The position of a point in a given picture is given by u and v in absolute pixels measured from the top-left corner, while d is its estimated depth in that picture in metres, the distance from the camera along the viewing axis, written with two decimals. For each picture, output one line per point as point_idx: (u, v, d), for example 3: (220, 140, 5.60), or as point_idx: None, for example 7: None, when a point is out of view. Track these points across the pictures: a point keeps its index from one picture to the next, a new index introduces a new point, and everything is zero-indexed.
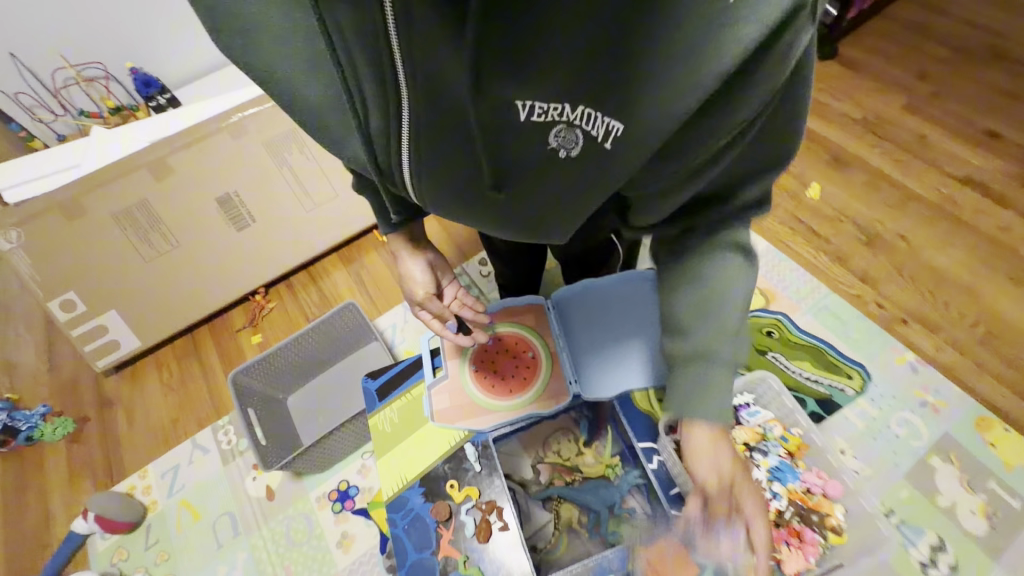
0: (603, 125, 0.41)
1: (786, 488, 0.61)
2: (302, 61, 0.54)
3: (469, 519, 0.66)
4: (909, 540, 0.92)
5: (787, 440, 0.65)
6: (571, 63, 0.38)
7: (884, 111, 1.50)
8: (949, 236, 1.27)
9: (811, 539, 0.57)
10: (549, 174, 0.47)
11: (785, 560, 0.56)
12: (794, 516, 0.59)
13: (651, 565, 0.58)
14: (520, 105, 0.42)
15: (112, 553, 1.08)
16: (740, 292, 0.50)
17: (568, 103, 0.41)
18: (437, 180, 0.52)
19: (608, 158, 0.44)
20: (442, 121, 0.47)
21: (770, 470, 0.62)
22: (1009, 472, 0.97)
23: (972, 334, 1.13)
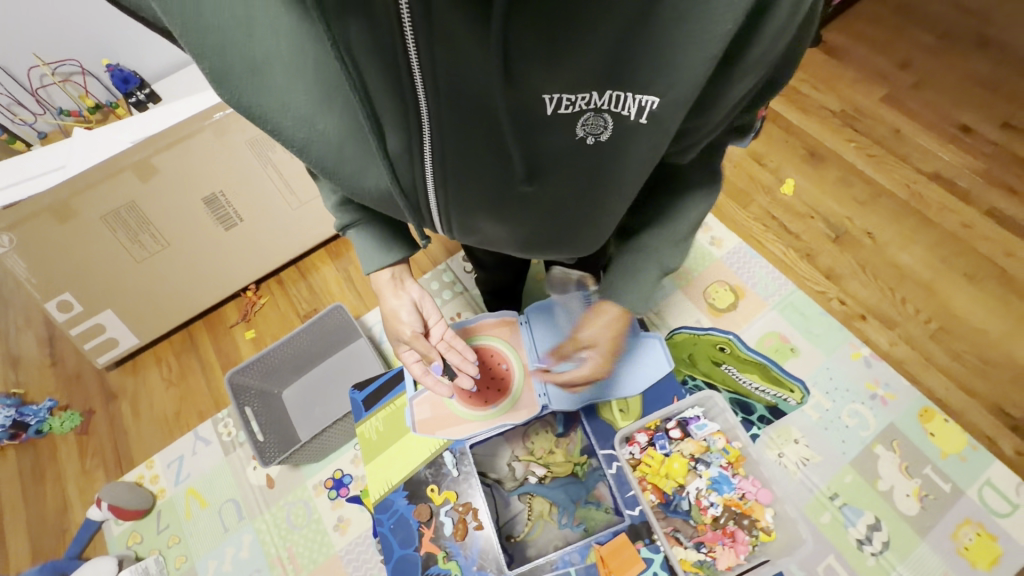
0: (636, 104, 0.43)
1: (723, 497, 0.71)
2: (312, 96, 0.52)
3: (448, 519, 0.74)
4: (848, 519, 1.03)
5: (728, 451, 0.74)
6: (600, 52, 0.39)
7: (862, 103, 1.52)
8: (913, 233, 1.33)
9: (742, 539, 0.69)
10: (579, 159, 0.49)
11: (718, 557, 0.68)
12: (729, 520, 0.70)
13: (605, 561, 0.68)
14: (548, 99, 0.43)
15: (127, 536, 1.17)
16: (696, 210, 0.58)
17: (596, 90, 0.42)
18: (462, 182, 0.53)
19: (640, 133, 0.46)
20: (467, 126, 0.47)
21: (710, 480, 0.72)
22: (945, 458, 1.07)
23: (924, 329, 1.21)
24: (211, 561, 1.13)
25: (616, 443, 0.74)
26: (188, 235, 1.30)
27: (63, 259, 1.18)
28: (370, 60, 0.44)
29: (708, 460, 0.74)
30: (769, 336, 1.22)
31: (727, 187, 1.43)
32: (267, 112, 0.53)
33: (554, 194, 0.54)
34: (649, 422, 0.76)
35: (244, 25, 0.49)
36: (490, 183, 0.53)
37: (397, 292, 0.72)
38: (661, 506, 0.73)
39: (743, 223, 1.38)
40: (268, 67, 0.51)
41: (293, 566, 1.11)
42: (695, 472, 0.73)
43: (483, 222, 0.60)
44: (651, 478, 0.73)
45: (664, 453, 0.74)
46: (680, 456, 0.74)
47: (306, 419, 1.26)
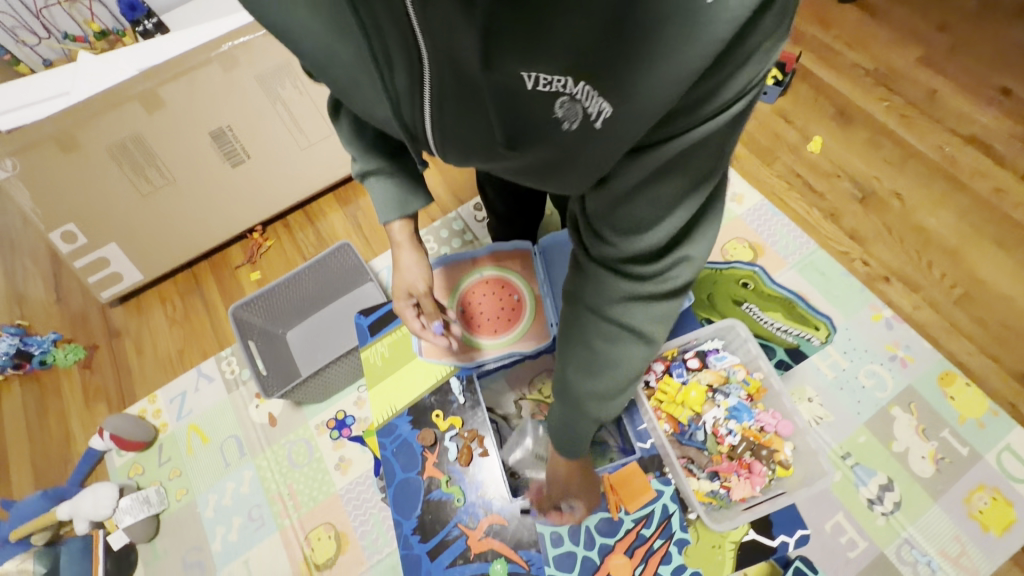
0: (597, 105, 0.34)
1: (742, 426, 0.68)
2: (327, 29, 0.49)
3: (453, 445, 0.72)
4: (860, 479, 1.00)
5: (748, 383, 0.72)
6: (576, 38, 0.32)
7: (896, 63, 1.45)
8: (943, 197, 1.27)
9: (759, 471, 0.66)
10: (550, 153, 0.40)
11: (732, 488, 0.66)
12: (747, 451, 0.67)
13: (615, 489, 0.66)
14: (524, 75, 0.35)
15: (129, 467, 1.17)
16: (631, 366, 0.47)
17: (571, 76, 0.34)
18: (452, 146, 0.48)
19: (599, 147, 0.36)
20: (456, 89, 0.41)
21: (728, 410, 0.69)
22: (962, 423, 1.04)
23: (948, 294, 1.16)
24: (211, 495, 1.12)
25: None
26: (195, 171, 1.27)
27: (66, 188, 1.15)
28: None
29: (727, 391, 0.71)
30: None
31: (751, 145, 1.38)
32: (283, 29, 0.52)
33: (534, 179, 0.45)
34: (668, 350, 0.73)
35: None
36: (474, 150, 0.46)
37: (405, 246, 0.68)
38: (675, 436, 0.70)
39: (766, 180, 1.33)
40: None
41: (293, 503, 1.10)
42: (715, 401, 0.70)
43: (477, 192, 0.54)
44: (666, 406, 0.70)
45: (681, 381, 0.70)
46: (699, 384, 0.71)
47: (309, 359, 1.24)
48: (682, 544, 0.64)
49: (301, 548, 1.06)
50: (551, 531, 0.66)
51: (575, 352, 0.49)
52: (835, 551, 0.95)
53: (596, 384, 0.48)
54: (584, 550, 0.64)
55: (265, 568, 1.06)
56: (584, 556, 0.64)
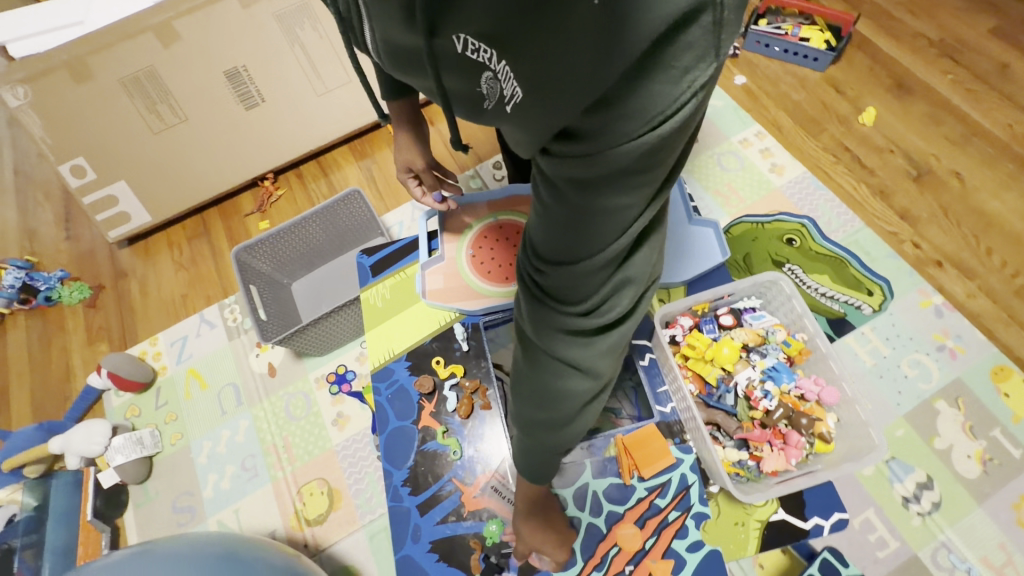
0: (511, 88, 0.36)
1: (779, 389, 0.63)
2: None
3: (453, 395, 0.66)
4: (895, 474, 0.91)
5: (789, 344, 0.65)
6: (485, 13, 0.34)
7: (964, 32, 1.32)
8: (1009, 178, 1.15)
9: (795, 442, 0.60)
10: (479, 114, 0.44)
11: (763, 460, 0.60)
12: (783, 419, 0.61)
13: (627, 450, 0.60)
14: (456, 37, 0.37)
15: (125, 408, 1.14)
16: (576, 407, 0.41)
17: (494, 50, 0.36)
18: (393, 72, 0.50)
19: (513, 128, 0.39)
20: (397, 31, 0.43)
21: (763, 371, 0.64)
22: (1016, 423, 0.94)
23: (1008, 284, 1.05)
24: (205, 441, 1.09)
25: (657, 326, 0.64)
26: (207, 111, 1.22)
27: (75, 120, 1.12)
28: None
29: (764, 352, 0.65)
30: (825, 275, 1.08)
31: (796, 114, 1.28)
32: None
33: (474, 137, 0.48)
34: (698, 305, 0.68)
35: None
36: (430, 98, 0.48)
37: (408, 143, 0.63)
38: (701, 398, 0.65)
39: (810, 152, 1.23)
40: None
41: (287, 456, 1.06)
42: (749, 361, 0.64)
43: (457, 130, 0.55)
44: (692, 364, 0.65)
45: (712, 337, 0.65)
46: (731, 342, 0.65)
47: (312, 307, 1.19)
48: (700, 519, 0.57)
49: (293, 502, 1.02)
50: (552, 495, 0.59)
51: (519, 388, 0.44)
52: (862, 547, 0.87)
53: (534, 418, 0.43)
54: (590, 517, 0.57)
55: (255, 520, 1.02)
56: (589, 524, 0.57)
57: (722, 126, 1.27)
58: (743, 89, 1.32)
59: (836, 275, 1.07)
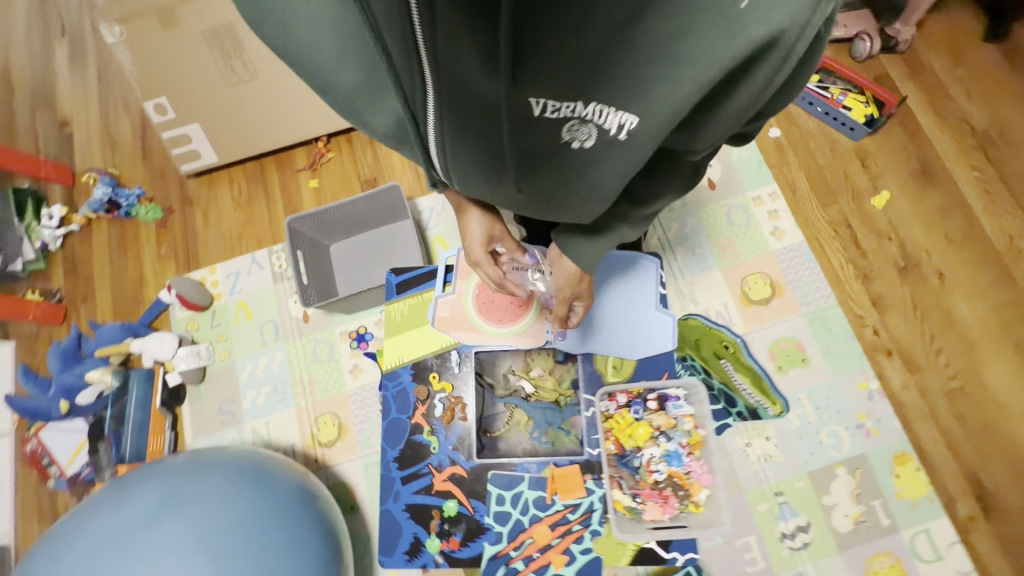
0: (615, 120, 0.50)
1: (670, 468, 0.78)
2: (331, 53, 0.60)
3: (440, 403, 0.87)
4: (783, 515, 1.13)
5: (691, 434, 0.80)
6: (578, 66, 0.46)
7: (1012, 127, 1.32)
8: (989, 287, 1.22)
9: (671, 503, 0.77)
10: (561, 161, 0.57)
11: (646, 509, 0.77)
12: (667, 486, 0.78)
13: (555, 480, 0.81)
14: (534, 103, 0.50)
15: (187, 322, 1.39)
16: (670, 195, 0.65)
17: (582, 102, 0.49)
18: (458, 155, 0.61)
19: (619, 146, 0.53)
20: (468, 111, 0.54)
21: (665, 452, 0.79)
22: (896, 499, 1.12)
23: (942, 384, 1.18)
24: (247, 362, 1.35)
25: (598, 393, 0.83)
26: (274, 71, 1.33)
27: (160, 62, 1.24)
28: (392, 44, 0.51)
29: (670, 436, 0.80)
30: (786, 340, 1.23)
31: (815, 179, 1.34)
32: (293, 60, 0.61)
33: (548, 177, 0.60)
34: (635, 388, 0.83)
35: None
36: (487, 160, 0.60)
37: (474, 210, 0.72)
38: (615, 457, 0.81)
39: (813, 221, 1.31)
40: (299, 19, 0.58)
41: (311, 389, 1.32)
42: (655, 440, 0.79)
43: (500, 198, 0.67)
44: (614, 433, 0.81)
45: (634, 417, 0.81)
46: (648, 423, 0.81)
47: (344, 274, 1.38)
48: (594, 533, 0.79)
49: (310, 426, 1.30)
50: (497, 492, 0.82)
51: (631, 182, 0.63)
52: (736, 561, 1.11)
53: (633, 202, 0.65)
54: (519, 514, 0.81)
55: (279, 433, 1.30)
56: (517, 518, 0.81)
57: (743, 178, 1.35)
58: (775, 144, 1.37)
59: (753, 378, 1.12)
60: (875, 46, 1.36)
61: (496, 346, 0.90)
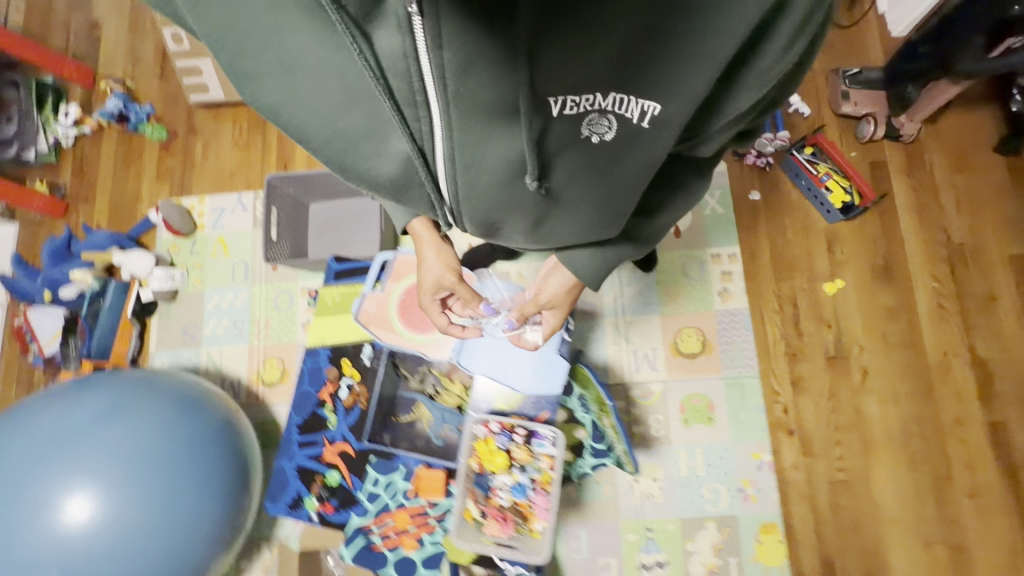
0: (638, 108, 0.52)
1: (516, 497, 0.86)
2: (329, 103, 0.58)
3: (346, 388, 0.99)
4: (646, 548, 1.25)
5: (543, 472, 0.87)
6: (600, 63, 0.47)
7: (985, 247, 1.31)
8: (907, 396, 1.26)
9: (509, 526, 0.85)
10: (586, 159, 0.58)
11: (486, 525, 0.86)
12: (510, 511, 0.86)
13: (422, 478, 0.94)
14: (552, 101, 0.50)
15: (170, 244, 1.51)
16: (685, 199, 0.71)
17: (601, 94, 0.50)
18: (475, 181, 0.58)
19: (643, 134, 0.55)
20: (481, 122, 0.52)
21: (514, 482, 0.86)
22: (750, 561, 1.22)
23: (829, 472, 1.25)
24: (215, 294, 1.48)
25: (470, 419, 0.89)
26: None
27: None
28: (398, 77, 0.50)
29: (525, 468, 0.87)
30: (699, 397, 1.30)
31: (777, 251, 1.36)
32: (292, 120, 0.59)
33: (572, 181, 0.60)
34: (507, 420, 0.89)
35: (269, 35, 0.54)
36: (506, 174, 0.58)
37: (437, 251, 0.78)
38: (473, 474, 0.88)
39: (763, 291, 1.35)
40: (297, 73, 0.56)
41: (265, 332, 1.44)
42: (509, 470, 0.86)
43: (517, 217, 0.65)
44: (477, 455, 0.88)
45: (497, 446, 0.87)
46: (508, 453, 0.87)
47: (317, 236, 1.47)
48: (445, 529, 0.92)
49: (257, 364, 1.43)
50: (374, 475, 0.95)
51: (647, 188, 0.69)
52: None
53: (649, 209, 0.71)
54: (388, 497, 0.94)
55: (230, 364, 1.44)
56: (386, 499, 0.94)
57: (710, 233, 1.38)
58: (751, 207, 1.38)
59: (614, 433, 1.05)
60: (880, 130, 1.33)
61: (405, 348, 0.98)
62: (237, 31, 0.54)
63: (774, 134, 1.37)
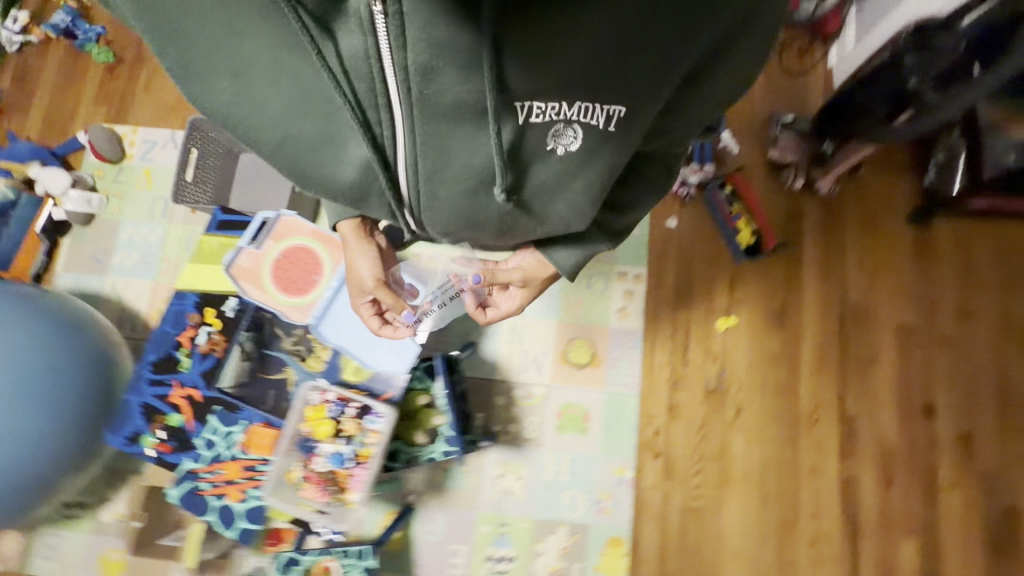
0: (603, 114, 0.56)
1: (335, 466, 0.96)
2: (287, 106, 0.59)
3: (205, 335, 1.05)
4: (497, 541, 1.28)
5: (365, 448, 0.97)
6: (567, 73, 0.52)
7: (876, 312, 1.34)
8: (774, 439, 1.30)
9: (324, 490, 0.96)
10: (552, 165, 0.62)
11: (305, 486, 0.96)
12: (328, 477, 0.96)
13: (257, 433, 1.02)
14: (519, 105, 0.55)
15: (96, 168, 1.50)
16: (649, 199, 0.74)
17: (566, 103, 0.55)
18: (442, 180, 0.62)
19: (610, 139, 0.59)
20: (449, 121, 0.56)
21: (336, 452, 0.96)
22: (593, 569, 1.26)
23: (684, 499, 1.29)
24: (131, 226, 1.48)
25: (305, 387, 0.97)
26: None
27: None
28: (361, 79, 0.54)
29: (348, 441, 0.97)
30: (577, 407, 1.33)
31: (681, 279, 1.39)
32: (248, 125, 0.60)
33: (537, 186, 0.64)
34: (343, 394, 0.98)
35: (221, 40, 0.54)
36: (475, 175, 0.62)
37: (368, 248, 0.84)
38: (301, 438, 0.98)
39: (660, 316, 1.37)
40: (252, 75, 0.56)
41: (173, 272, 1.45)
42: (332, 440, 0.96)
43: (483, 222, 0.68)
44: (309, 422, 0.98)
45: (326, 416, 0.97)
46: (336, 424, 0.97)
47: (240, 186, 1.47)
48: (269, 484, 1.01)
49: (159, 302, 1.43)
50: (214, 424, 1.03)
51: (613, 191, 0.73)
52: (441, 559, 1.27)
53: (614, 210, 0.75)
54: (222, 446, 1.02)
55: (132, 297, 1.44)
56: (220, 447, 1.02)
57: (621, 250, 1.40)
58: (666, 233, 1.41)
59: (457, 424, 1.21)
60: (800, 181, 1.37)
61: (267, 307, 1.05)
62: (185, 35, 0.53)
63: (701, 166, 1.39)
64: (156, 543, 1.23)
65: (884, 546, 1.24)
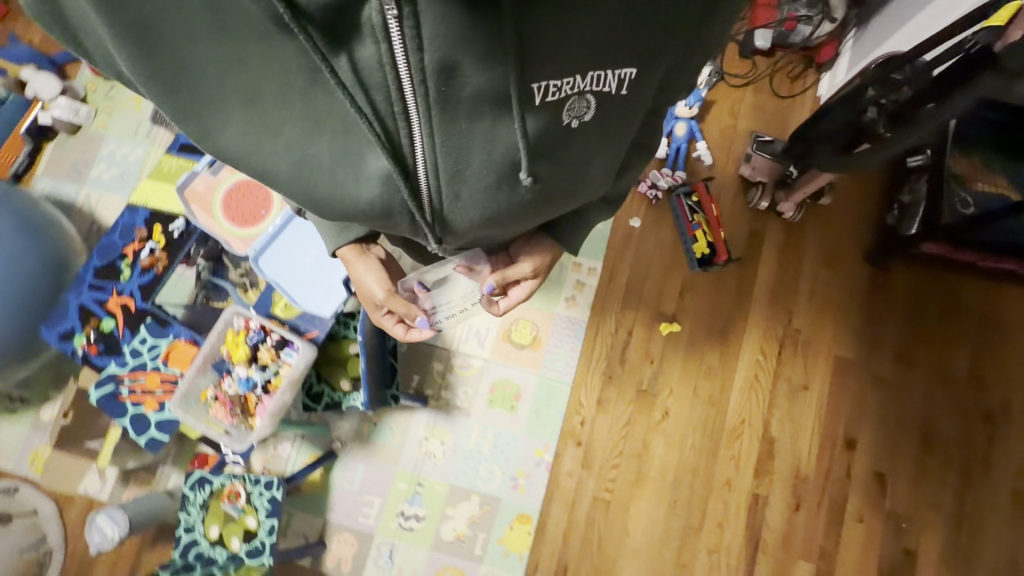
0: (615, 78, 0.56)
1: (245, 390, 1.03)
2: (296, 130, 0.54)
3: (148, 250, 1.11)
4: (411, 500, 1.32)
5: (275, 378, 1.03)
6: (579, 45, 0.51)
7: (818, 342, 1.36)
8: (694, 447, 1.33)
9: (230, 412, 1.03)
10: (569, 144, 0.60)
11: (215, 405, 1.04)
12: (237, 400, 1.03)
13: (181, 348, 1.08)
14: (537, 88, 0.53)
15: (89, 81, 1.54)
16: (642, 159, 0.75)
17: (580, 75, 0.54)
18: (468, 178, 0.58)
19: (620, 101, 0.59)
20: (468, 115, 0.53)
21: (248, 377, 1.03)
22: (496, 541, 1.30)
23: (597, 489, 1.32)
24: (113, 142, 1.51)
25: (227, 312, 1.03)
26: None
27: None
28: (379, 89, 0.50)
29: (261, 369, 1.03)
30: (510, 384, 1.36)
31: (634, 279, 1.41)
32: (259, 159, 0.57)
33: (558, 174, 0.62)
34: (264, 324, 1.03)
35: (223, 70, 0.51)
36: (499, 170, 0.58)
37: (366, 268, 0.86)
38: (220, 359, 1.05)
39: (607, 312, 1.40)
40: (258, 100, 0.53)
41: None
42: (245, 366, 1.02)
43: (507, 220, 0.65)
44: (230, 346, 1.04)
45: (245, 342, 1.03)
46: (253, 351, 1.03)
47: None
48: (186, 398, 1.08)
49: None
50: (143, 334, 1.08)
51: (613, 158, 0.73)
52: (354, 507, 1.32)
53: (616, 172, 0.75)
54: (146, 356, 1.07)
55: (103, 210, 1.48)
56: (145, 357, 1.07)
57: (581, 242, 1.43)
58: (627, 231, 1.42)
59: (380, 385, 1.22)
60: (765, 202, 1.38)
61: (214, 231, 1.12)
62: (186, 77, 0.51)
63: (672, 172, 1.42)
64: (85, 443, 1.28)
65: (781, 566, 1.27)
